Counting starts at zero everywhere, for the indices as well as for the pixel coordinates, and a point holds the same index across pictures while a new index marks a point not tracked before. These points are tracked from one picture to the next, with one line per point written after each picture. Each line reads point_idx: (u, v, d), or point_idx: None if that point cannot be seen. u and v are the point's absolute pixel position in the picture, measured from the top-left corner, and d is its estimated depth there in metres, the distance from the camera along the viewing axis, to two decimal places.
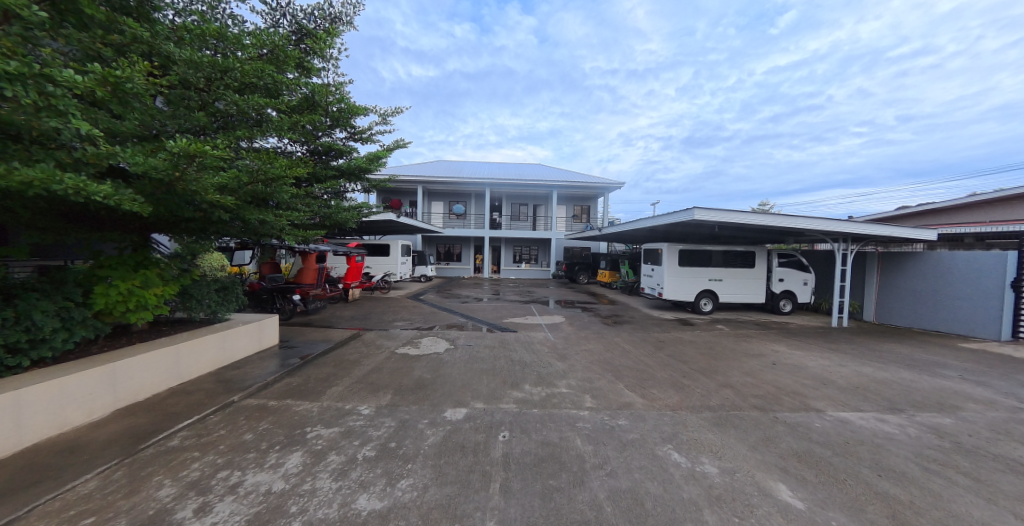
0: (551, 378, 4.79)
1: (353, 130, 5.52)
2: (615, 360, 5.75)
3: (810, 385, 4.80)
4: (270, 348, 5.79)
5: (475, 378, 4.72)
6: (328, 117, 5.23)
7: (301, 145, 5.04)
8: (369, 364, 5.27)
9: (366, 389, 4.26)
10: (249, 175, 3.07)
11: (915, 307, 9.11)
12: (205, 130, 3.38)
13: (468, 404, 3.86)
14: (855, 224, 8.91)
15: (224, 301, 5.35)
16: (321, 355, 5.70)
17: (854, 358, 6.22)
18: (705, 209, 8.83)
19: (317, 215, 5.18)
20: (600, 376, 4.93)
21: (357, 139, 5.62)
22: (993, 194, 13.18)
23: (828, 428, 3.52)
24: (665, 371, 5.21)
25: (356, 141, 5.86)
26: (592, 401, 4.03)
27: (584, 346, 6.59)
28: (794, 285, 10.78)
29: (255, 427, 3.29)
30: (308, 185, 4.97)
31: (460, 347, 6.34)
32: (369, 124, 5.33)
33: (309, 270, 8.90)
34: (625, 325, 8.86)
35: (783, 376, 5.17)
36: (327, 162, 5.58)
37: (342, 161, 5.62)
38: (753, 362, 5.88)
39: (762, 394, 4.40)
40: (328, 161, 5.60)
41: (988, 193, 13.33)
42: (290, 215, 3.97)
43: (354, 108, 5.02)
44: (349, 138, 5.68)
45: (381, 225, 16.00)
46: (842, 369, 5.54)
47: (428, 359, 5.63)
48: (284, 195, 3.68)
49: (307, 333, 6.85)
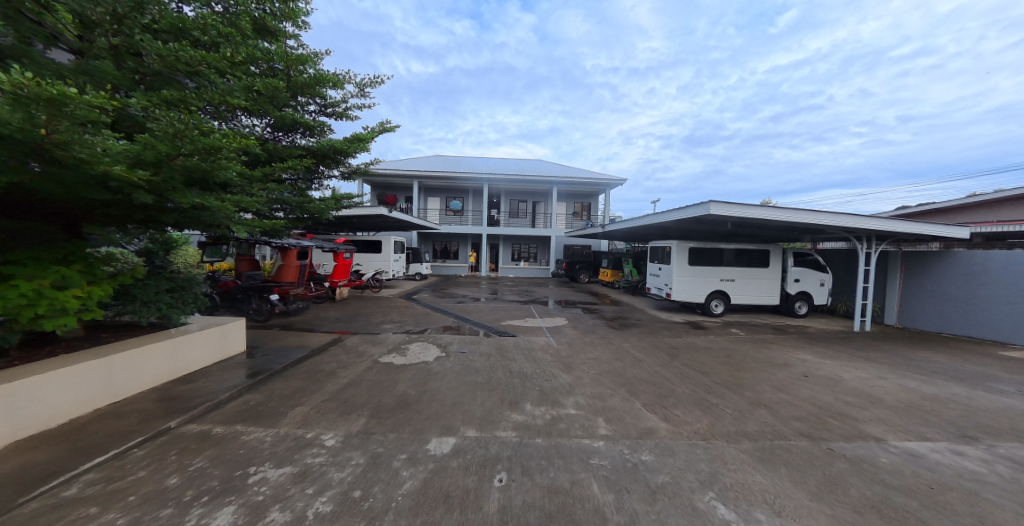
0: (555, 395, 4.10)
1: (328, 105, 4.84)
2: (627, 371, 5.07)
3: (855, 404, 4.14)
4: (238, 356, 5.08)
5: (468, 395, 4.04)
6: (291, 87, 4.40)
7: (260, 120, 4.32)
8: (347, 376, 4.57)
9: (336, 410, 3.56)
10: (168, 142, 2.36)
11: (944, 310, 8.48)
12: (121, 86, 2.72)
13: (457, 432, 3.17)
14: (881, 220, 8.24)
15: (181, 302, 4.64)
16: (292, 365, 4.94)
17: (892, 368, 5.57)
18: (722, 203, 8.12)
19: (289, 205, 4.51)
20: (612, 391, 4.25)
21: (328, 113, 4.86)
22: (995, 194, 12.69)
23: (900, 466, 2.85)
24: (686, 386, 4.55)
25: (332, 119, 5.14)
26: (607, 428, 3.36)
27: (591, 354, 5.93)
28: (811, 286, 10.14)
29: (185, 468, 2.59)
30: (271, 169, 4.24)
31: (452, 355, 5.66)
32: (345, 98, 4.60)
33: (290, 267, 8.13)
34: (633, 329, 8.18)
35: (821, 392, 4.50)
36: (295, 142, 4.83)
37: (314, 142, 4.89)
38: (782, 373, 5.22)
39: (805, 417, 3.73)
40: (297, 141, 4.87)
41: (987, 193, 12.90)
42: (242, 200, 3.21)
43: (326, 79, 4.28)
44: (321, 115, 4.97)
45: (374, 221, 15.28)
46: (883, 383, 4.88)
47: (415, 369, 4.94)
48: (230, 173, 2.94)
49: (281, 338, 6.12)
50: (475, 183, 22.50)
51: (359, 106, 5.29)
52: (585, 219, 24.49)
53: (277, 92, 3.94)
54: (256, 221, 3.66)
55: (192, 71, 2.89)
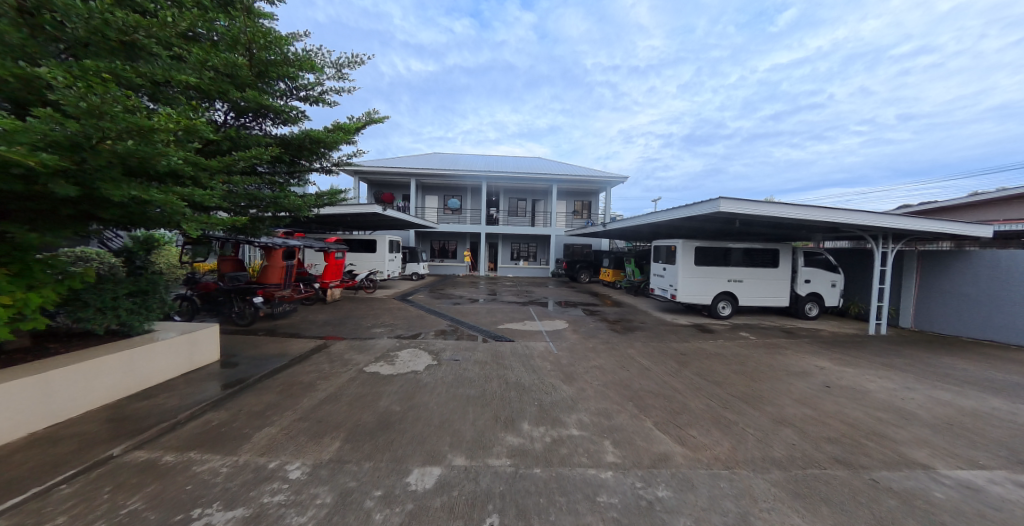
0: (556, 411, 3.69)
1: (303, 90, 4.41)
2: (635, 382, 4.66)
3: (888, 422, 3.72)
4: (210, 366, 4.65)
5: (459, 412, 3.62)
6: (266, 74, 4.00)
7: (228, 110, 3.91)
8: (326, 389, 4.15)
9: (308, 433, 3.14)
10: (81, 121, 1.95)
11: (963, 313, 8.06)
12: (36, 54, 2.32)
13: (444, 460, 2.75)
14: (899, 219, 7.82)
15: (146, 309, 4.24)
16: (268, 376, 4.51)
17: (919, 378, 5.16)
18: (733, 200, 7.67)
19: (261, 201, 4.10)
20: (619, 407, 3.83)
21: (305, 100, 4.44)
22: (996, 194, 12.30)
23: (961, 503, 2.43)
24: (699, 400, 4.13)
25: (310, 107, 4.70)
26: (615, 453, 2.94)
27: (594, 361, 5.53)
28: (822, 287, 9.72)
29: (116, 511, 2.16)
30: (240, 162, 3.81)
31: (445, 363, 5.25)
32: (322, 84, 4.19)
33: (275, 268, 7.67)
34: (638, 333, 7.79)
35: (848, 407, 4.08)
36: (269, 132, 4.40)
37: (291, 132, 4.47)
38: (802, 384, 4.80)
39: (838, 438, 3.32)
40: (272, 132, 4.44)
41: (990, 192, 12.49)
42: (194, 193, 2.77)
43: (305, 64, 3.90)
44: (292, 99, 4.49)
45: (369, 219, 14.89)
46: (914, 396, 4.47)
47: (403, 380, 4.53)
48: (172, 161, 2.50)
49: (262, 344, 5.70)
50: (473, 181, 22.07)
51: (338, 92, 4.85)
52: (586, 218, 24.11)
53: (240, 71, 3.53)
54: (213, 218, 3.20)
55: (132, 46, 2.61)
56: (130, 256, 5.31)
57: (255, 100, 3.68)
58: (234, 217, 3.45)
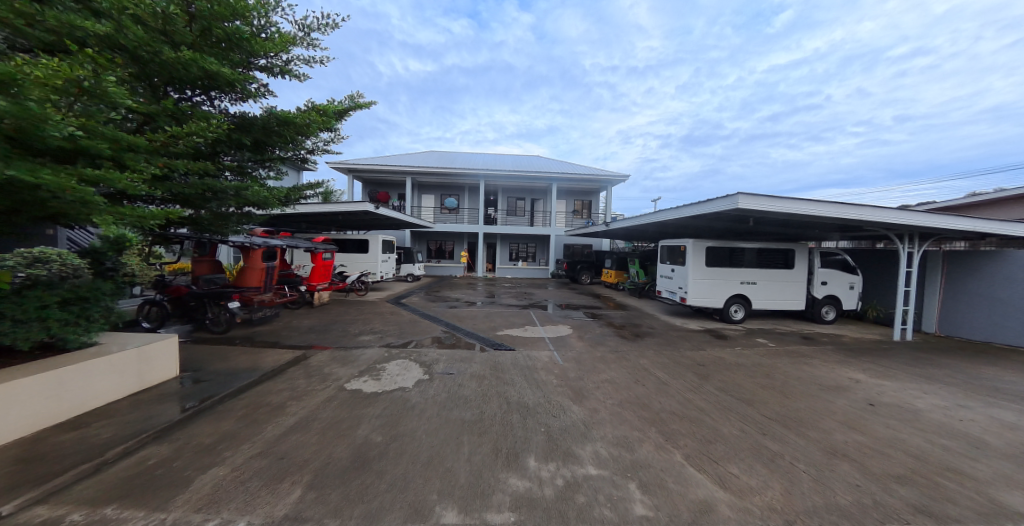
0: (567, 441, 3.11)
1: (264, 59, 3.93)
2: (653, 400, 4.09)
3: (958, 452, 3.15)
4: (167, 384, 4.01)
5: (452, 443, 3.03)
6: (219, 41, 3.44)
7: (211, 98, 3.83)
8: (297, 413, 3.55)
9: (263, 476, 2.54)
10: None
11: (995, 318, 7.53)
12: None
13: (431, 517, 2.15)
14: (929, 217, 7.28)
15: (85, 319, 3.64)
16: (232, 395, 3.88)
17: (968, 393, 4.61)
18: (752, 195, 7.08)
19: (221, 193, 3.54)
20: (641, 435, 3.25)
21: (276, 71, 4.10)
22: (995, 194, 11.90)
23: None
24: (732, 424, 3.56)
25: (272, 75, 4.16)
26: (645, 502, 2.36)
27: (604, 374, 4.96)
28: (839, 289, 9.20)
29: None
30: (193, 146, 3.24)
31: (437, 377, 4.67)
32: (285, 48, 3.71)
33: (254, 270, 7.10)
34: (647, 340, 7.24)
35: (904, 431, 3.52)
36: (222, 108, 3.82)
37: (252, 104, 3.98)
38: (842, 402, 4.24)
39: (909, 476, 2.75)
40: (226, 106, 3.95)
41: (989, 193, 12.09)
42: (110, 176, 2.18)
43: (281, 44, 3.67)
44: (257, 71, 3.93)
45: (362, 218, 14.29)
46: (972, 416, 3.91)
47: (389, 399, 3.94)
48: (66, 132, 1.92)
49: (233, 356, 5.09)
50: (470, 179, 21.50)
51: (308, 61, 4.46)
52: (586, 217, 23.60)
53: (175, 24, 3.02)
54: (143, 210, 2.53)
55: None
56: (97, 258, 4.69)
57: (199, 62, 3.07)
58: (170, 208, 2.78)
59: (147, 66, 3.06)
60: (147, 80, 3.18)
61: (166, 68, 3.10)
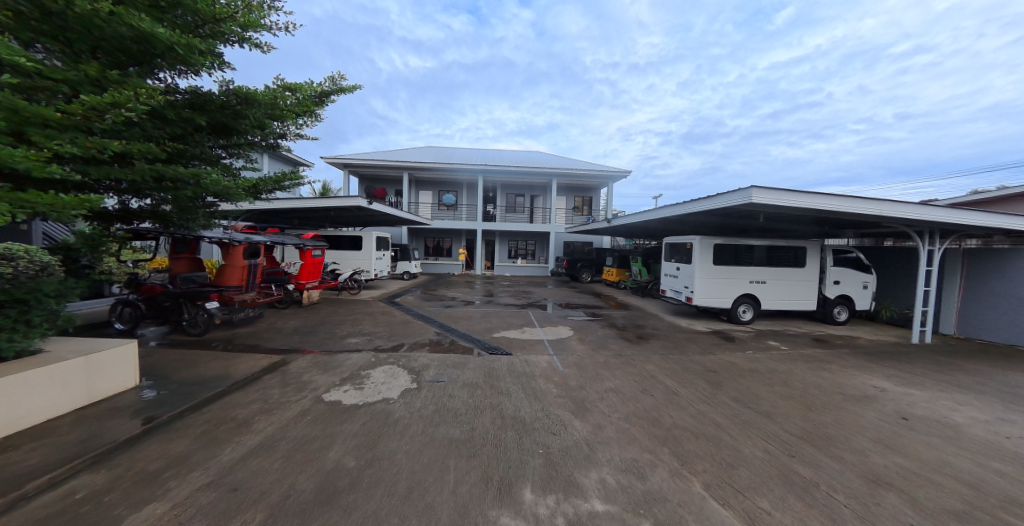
0: (569, 466, 2.71)
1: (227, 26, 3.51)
2: (664, 414, 3.69)
3: (1017, 478, 2.76)
4: (123, 395, 3.59)
5: (436, 471, 2.60)
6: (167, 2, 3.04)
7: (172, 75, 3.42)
8: (264, 430, 3.14)
9: (206, 515, 2.12)
10: None
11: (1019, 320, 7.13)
12: None
13: None
14: (952, 213, 6.86)
15: (23, 325, 3.18)
16: (195, 409, 3.47)
17: (1007, 404, 4.21)
18: (766, 189, 6.65)
19: (174, 181, 3.11)
20: (653, 459, 2.84)
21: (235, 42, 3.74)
22: (1000, 191, 11.37)
23: None
24: (755, 443, 3.16)
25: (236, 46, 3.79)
26: None
27: (609, 383, 4.56)
28: (852, 289, 8.80)
29: None
30: (134, 123, 2.81)
31: (426, 386, 4.28)
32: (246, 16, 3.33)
33: (233, 268, 6.67)
34: (653, 342, 6.84)
35: (949, 452, 3.13)
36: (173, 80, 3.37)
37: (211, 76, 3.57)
38: (872, 415, 3.84)
39: (968, 511, 2.36)
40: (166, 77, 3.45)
41: (994, 192, 11.54)
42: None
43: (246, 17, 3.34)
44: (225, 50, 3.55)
45: (356, 214, 13.84)
46: (1020, 433, 3.52)
47: (370, 413, 3.53)
48: None
49: (205, 362, 4.67)
50: (469, 175, 21.02)
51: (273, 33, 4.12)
52: (586, 214, 23.15)
53: None
54: (55, 196, 2.15)
55: None
56: (70, 254, 4.39)
57: (132, 19, 2.64)
58: (95, 196, 2.35)
59: (71, 27, 2.63)
60: (65, 41, 2.70)
61: (93, 28, 2.65)
